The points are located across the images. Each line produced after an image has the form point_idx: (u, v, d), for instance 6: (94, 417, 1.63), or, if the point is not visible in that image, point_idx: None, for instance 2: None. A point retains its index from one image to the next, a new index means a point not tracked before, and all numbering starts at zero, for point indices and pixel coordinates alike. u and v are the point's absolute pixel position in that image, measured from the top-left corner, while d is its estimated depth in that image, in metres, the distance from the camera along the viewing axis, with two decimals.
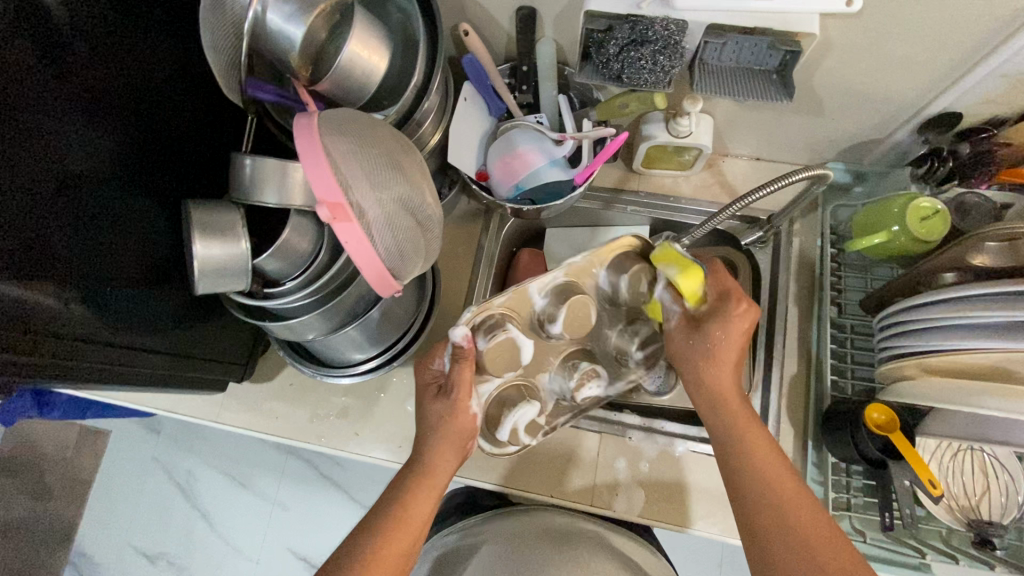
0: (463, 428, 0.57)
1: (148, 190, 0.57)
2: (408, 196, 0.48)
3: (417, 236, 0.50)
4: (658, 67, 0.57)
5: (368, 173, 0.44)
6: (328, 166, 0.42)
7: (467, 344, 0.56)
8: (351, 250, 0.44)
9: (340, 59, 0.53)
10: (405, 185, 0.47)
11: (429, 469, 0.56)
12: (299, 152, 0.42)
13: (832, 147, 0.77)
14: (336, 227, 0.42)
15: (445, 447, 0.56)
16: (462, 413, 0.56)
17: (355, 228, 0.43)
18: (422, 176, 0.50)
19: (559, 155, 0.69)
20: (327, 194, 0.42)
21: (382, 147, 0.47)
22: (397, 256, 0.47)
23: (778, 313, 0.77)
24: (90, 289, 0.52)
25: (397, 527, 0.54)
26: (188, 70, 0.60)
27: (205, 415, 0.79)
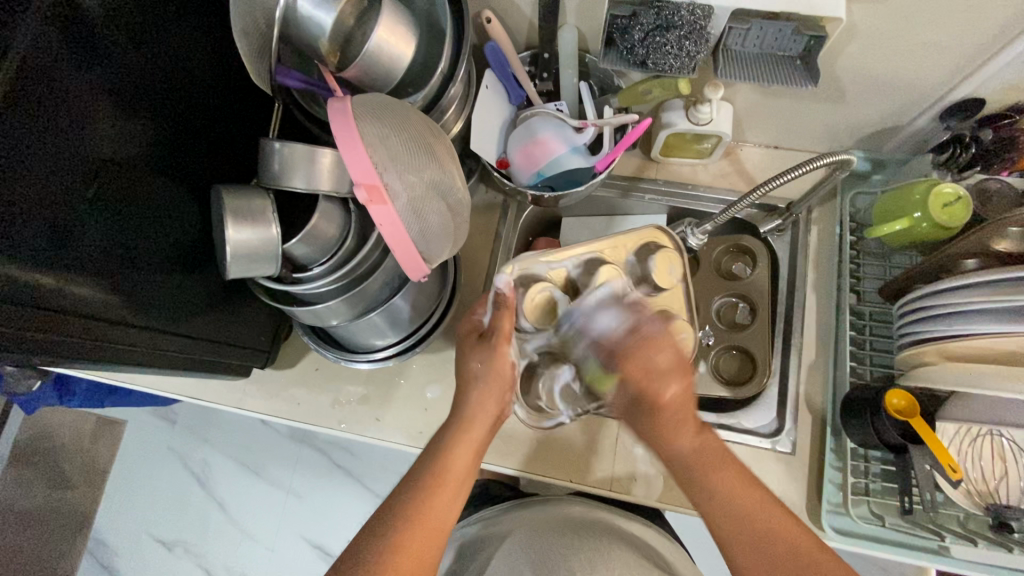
0: (504, 376, 0.58)
1: (177, 177, 0.58)
2: (438, 180, 0.49)
3: (447, 219, 0.50)
4: (684, 52, 0.57)
5: (401, 156, 0.45)
6: (363, 148, 0.43)
7: (509, 293, 0.57)
8: (385, 232, 0.45)
9: (368, 45, 0.53)
10: (436, 169, 0.48)
11: (468, 420, 0.58)
12: (335, 135, 0.42)
13: (851, 135, 0.77)
14: (371, 209, 0.43)
15: (486, 396, 0.58)
16: (500, 362, 0.57)
17: (390, 210, 0.43)
18: (451, 161, 0.51)
19: (580, 142, 0.69)
20: (363, 176, 0.43)
21: (414, 131, 0.47)
22: (427, 240, 0.48)
23: (796, 301, 0.77)
24: (120, 274, 0.53)
25: (436, 486, 0.56)
26: (216, 58, 0.61)
27: (227, 401, 0.80)
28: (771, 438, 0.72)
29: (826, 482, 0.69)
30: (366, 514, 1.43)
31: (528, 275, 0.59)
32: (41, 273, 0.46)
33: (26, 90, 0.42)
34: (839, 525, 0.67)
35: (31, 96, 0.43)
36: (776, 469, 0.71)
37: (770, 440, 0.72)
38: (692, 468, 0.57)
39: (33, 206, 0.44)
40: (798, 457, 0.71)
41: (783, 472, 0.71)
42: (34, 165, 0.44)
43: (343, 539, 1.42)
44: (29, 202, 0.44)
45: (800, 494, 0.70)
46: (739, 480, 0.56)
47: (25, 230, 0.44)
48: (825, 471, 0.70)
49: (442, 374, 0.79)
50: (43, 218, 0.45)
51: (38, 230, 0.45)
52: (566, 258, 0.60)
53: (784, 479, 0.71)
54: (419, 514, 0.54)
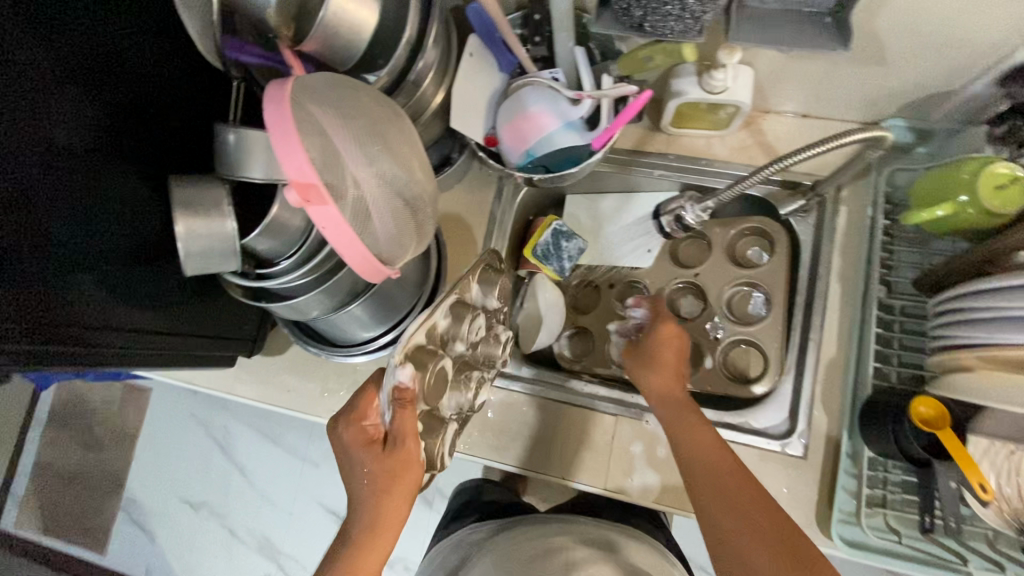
0: (414, 481, 0.53)
1: (142, 166, 0.55)
2: (393, 173, 0.44)
3: (406, 217, 0.45)
4: (687, 12, 0.48)
5: (348, 148, 0.41)
6: (300, 142, 0.38)
7: (410, 386, 0.52)
8: (331, 237, 0.40)
9: (323, 15, 0.48)
10: (391, 162, 0.43)
11: (380, 522, 0.54)
12: (268, 125, 0.37)
13: (893, 101, 0.67)
14: (309, 211, 0.38)
15: (397, 502, 0.53)
16: (410, 466, 0.53)
17: (330, 211, 0.38)
18: (413, 149, 0.45)
19: (575, 117, 0.62)
20: (297, 173, 0.38)
21: (367, 119, 0.42)
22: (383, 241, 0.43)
23: (818, 290, 0.70)
24: (89, 273, 0.51)
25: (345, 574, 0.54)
26: (167, 35, 0.56)
27: (218, 387, 0.79)
28: (782, 440, 0.67)
29: (839, 490, 0.63)
30: None
31: (419, 351, 0.55)
32: (6, 282, 0.44)
33: None
34: (851, 536, 0.62)
35: None
36: (785, 474, 0.66)
37: (780, 441, 0.67)
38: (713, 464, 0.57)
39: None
40: (809, 461, 0.66)
41: (793, 477, 0.66)
42: None
43: None
44: None
45: (810, 502, 0.65)
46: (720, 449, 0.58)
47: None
48: (840, 477, 0.64)
49: None
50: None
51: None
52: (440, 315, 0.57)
53: (793, 484, 0.66)
54: None
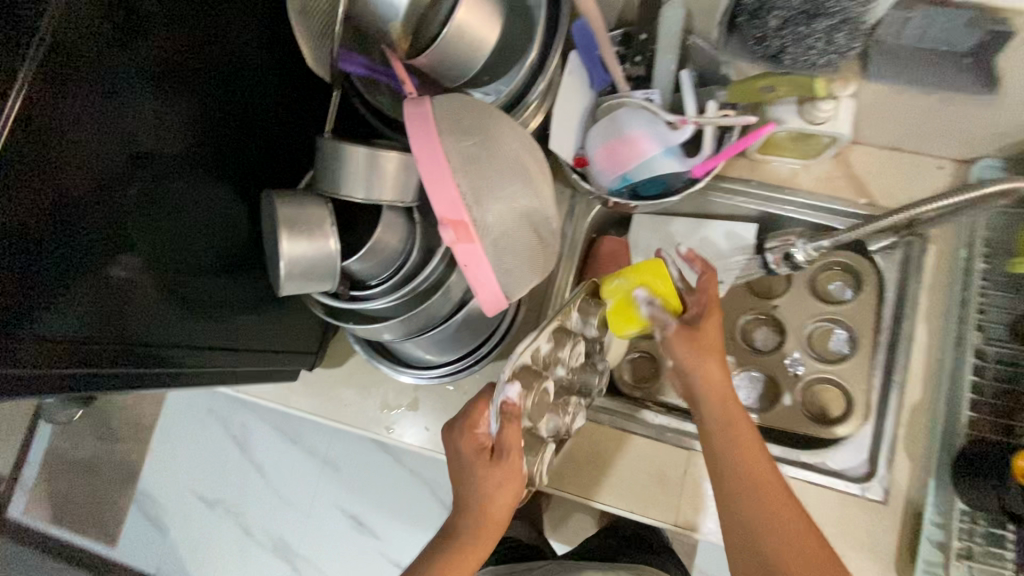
0: (515, 490, 0.54)
1: (227, 173, 0.51)
2: (530, 206, 0.40)
3: (536, 250, 0.42)
4: (833, 45, 0.46)
5: (489, 180, 0.38)
6: (450, 178, 0.36)
7: (518, 403, 0.51)
8: (469, 271, 0.38)
9: (446, 31, 0.44)
10: (528, 195, 0.40)
11: (480, 531, 0.54)
12: (416, 154, 0.36)
13: (996, 141, 0.65)
14: (457, 248, 0.36)
15: (501, 507, 0.54)
16: (514, 478, 0.53)
17: (476, 250, 0.37)
18: (543, 180, 0.42)
19: (675, 143, 0.59)
20: (448, 209, 0.36)
21: (503, 147, 0.39)
22: (513, 277, 0.40)
23: (903, 331, 0.68)
24: (169, 286, 0.47)
25: None
26: (270, 35, 0.53)
27: (271, 398, 0.77)
28: (862, 483, 0.65)
29: (922, 539, 0.61)
30: (401, 491, 1.43)
31: (527, 369, 0.54)
32: (82, 299, 0.41)
33: (54, 69, 0.37)
34: None
35: (63, 77, 0.38)
36: (865, 520, 0.64)
37: (860, 485, 0.65)
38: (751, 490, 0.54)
39: (60, 228, 0.38)
40: (891, 508, 0.64)
41: (873, 522, 0.64)
42: (66, 156, 0.38)
43: (378, 514, 1.43)
44: (63, 199, 0.38)
45: (891, 550, 0.63)
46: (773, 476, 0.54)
47: (57, 257, 0.39)
48: (924, 527, 0.62)
49: None
50: (74, 241, 0.40)
51: (73, 230, 0.39)
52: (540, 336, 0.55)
53: (873, 530, 0.64)
54: None
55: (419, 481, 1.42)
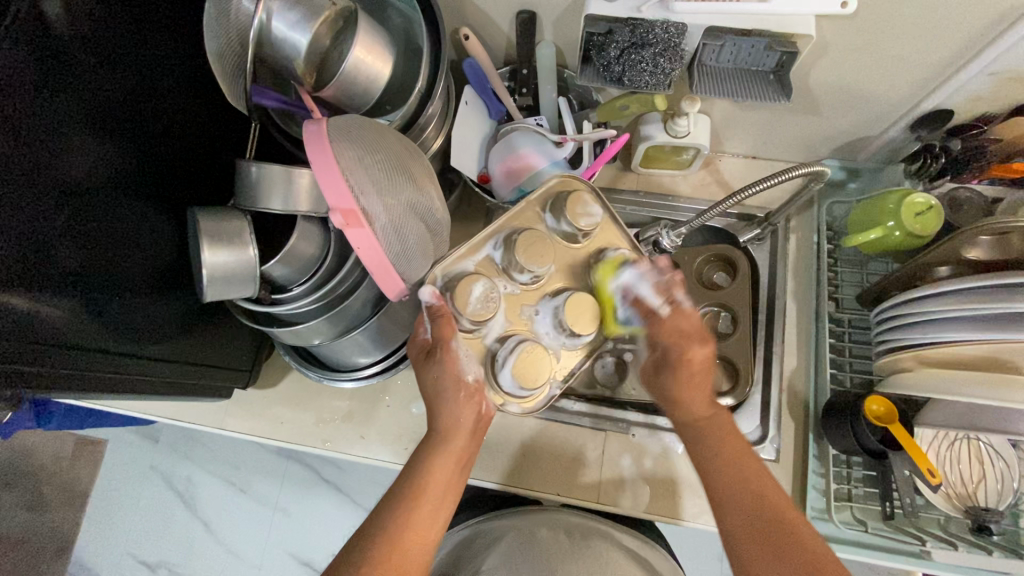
0: (461, 382, 0.57)
1: (153, 197, 0.57)
2: (416, 201, 0.49)
3: (425, 239, 0.51)
4: (659, 70, 0.57)
5: (376, 181, 0.45)
6: (340, 174, 0.43)
7: (438, 300, 0.56)
8: (362, 255, 0.45)
9: (343, 66, 0.53)
10: (415, 192, 0.49)
11: (449, 429, 0.58)
12: (308, 156, 0.43)
13: (827, 145, 0.78)
14: (349, 233, 0.43)
15: (462, 402, 0.57)
16: (454, 367, 0.57)
17: (367, 234, 0.44)
18: (428, 181, 0.52)
19: (561, 157, 0.69)
20: (339, 200, 0.43)
21: (392, 154, 0.48)
22: (406, 261, 0.48)
23: (777, 309, 0.78)
24: (99, 297, 0.52)
25: (414, 501, 0.57)
26: (192, 80, 0.60)
27: (208, 422, 0.79)
28: (755, 446, 0.73)
29: (809, 489, 0.70)
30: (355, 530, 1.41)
31: (456, 276, 0.58)
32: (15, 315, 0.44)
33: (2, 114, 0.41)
34: (824, 531, 0.67)
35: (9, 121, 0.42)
36: None
37: (754, 448, 0.73)
38: (740, 477, 0.57)
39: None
40: (782, 464, 0.72)
41: None
42: (10, 190, 0.43)
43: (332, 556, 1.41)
44: (6, 226, 0.43)
45: (786, 502, 0.71)
46: (754, 461, 0.58)
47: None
48: (809, 478, 0.70)
49: None
50: (12, 263, 0.43)
51: (13, 255, 0.43)
52: (482, 248, 0.60)
53: None
54: (384, 555, 0.54)
55: None
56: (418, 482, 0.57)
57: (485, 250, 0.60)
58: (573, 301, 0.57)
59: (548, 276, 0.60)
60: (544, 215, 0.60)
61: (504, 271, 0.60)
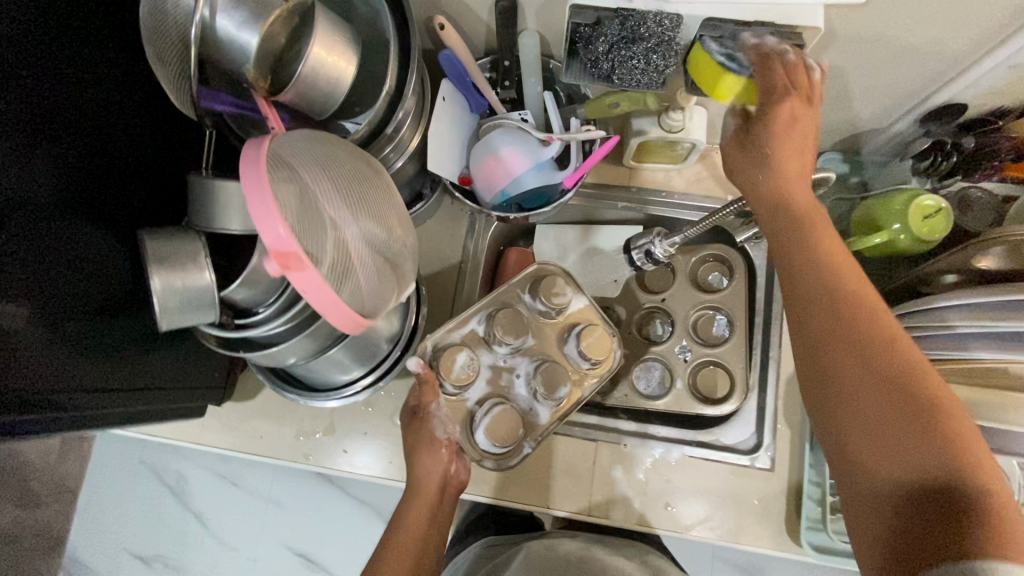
0: (438, 441, 0.63)
1: (103, 219, 0.52)
2: (373, 231, 0.46)
3: (385, 271, 0.47)
4: (653, 67, 0.52)
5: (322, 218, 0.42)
6: (278, 212, 0.39)
7: (422, 369, 0.63)
8: (311, 299, 0.41)
9: (301, 68, 0.48)
10: (371, 222, 0.46)
11: (419, 485, 0.62)
12: (245, 187, 0.39)
13: (830, 137, 0.73)
14: (289, 277, 0.39)
15: (427, 458, 0.63)
16: (431, 422, 0.64)
17: (309, 275, 0.39)
18: (387, 209, 0.47)
19: (546, 157, 0.64)
20: (276, 243, 0.38)
21: (340, 184, 0.44)
22: (363, 299, 0.44)
23: (774, 312, 0.75)
24: (54, 336, 0.48)
25: (388, 554, 0.60)
26: (133, 84, 0.54)
27: (183, 437, 0.76)
28: (750, 454, 0.71)
29: (805, 498, 0.68)
30: (351, 523, 1.41)
31: (437, 351, 0.65)
32: None
33: None
34: (817, 541, 0.66)
35: None
36: (754, 486, 0.70)
37: (748, 456, 0.71)
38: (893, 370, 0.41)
39: None
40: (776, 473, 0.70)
41: (762, 488, 0.70)
42: None
43: (329, 547, 1.41)
44: None
45: (779, 512, 0.69)
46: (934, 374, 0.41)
47: None
48: (805, 487, 0.69)
49: None
50: None
51: None
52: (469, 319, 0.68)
53: (762, 496, 0.70)
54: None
55: (368, 509, 1.41)
56: (384, 551, 0.60)
57: (472, 322, 0.68)
58: (548, 380, 0.65)
59: (531, 344, 0.69)
60: (521, 294, 0.69)
61: (485, 341, 0.68)
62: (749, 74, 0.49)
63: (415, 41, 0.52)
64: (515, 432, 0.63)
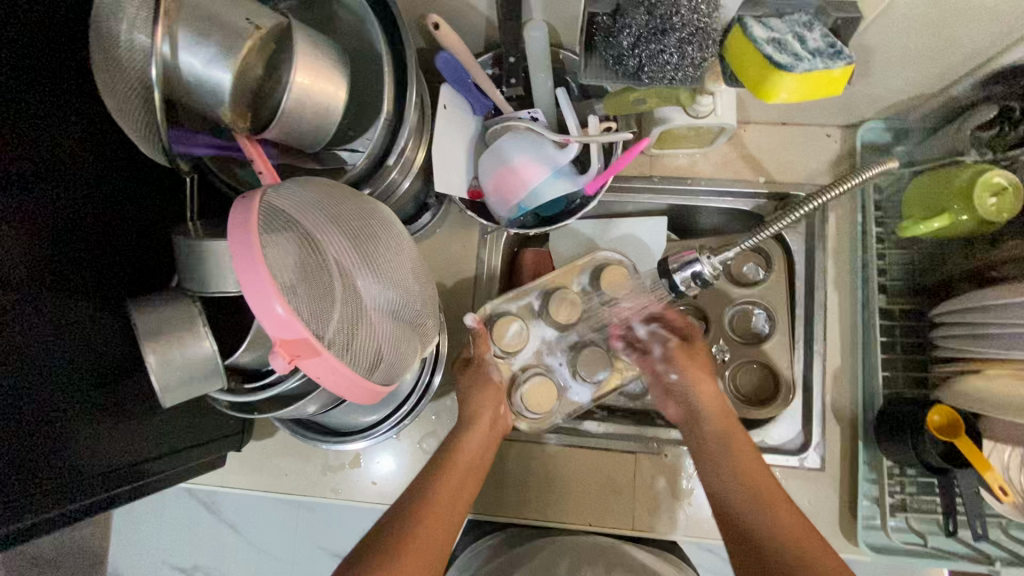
0: (491, 386, 0.65)
1: (76, 285, 0.46)
2: (390, 288, 0.42)
3: (406, 327, 0.44)
4: (686, 60, 0.47)
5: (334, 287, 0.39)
6: (277, 297, 0.35)
7: (478, 325, 0.65)
8: (326, 383, 0.38)
9: (285, 101, 0.41)
10: (387, 281, 0.42)
11: (473, 414, 0.62)
12: (237, 265, 0.35)
13: (873, 105, 0.66)
14: (300, 367, 0.36)
15: (483, 394, 0.64)
16: (487, 364, 0.65)
17: (323, 361, 0.36)
18: (400, 264, 0.43)
19: (564, 163, 0.58)
20: (281, 330, 0.35)
21: (351, 242, 0.40)
22: (385, 368, 0.41)
23: (817, 300, 0.70)
24: (49, 428, 0.43)
25: (443, 474, 0.58)
26: (88, 125, 0.47)
27: (206, 481, 0.72)
28: (799, 454, 0.67)
29: (861, 498, 0.65)
30: None
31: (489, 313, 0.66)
32: None
33: None
34: (876, 541, 0.63)
35: None
36: (807, 488, 0.66)
37: (798, 457, 0.67)
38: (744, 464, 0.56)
39: None
40: (829, 472, 0.67)
41: (814, 490, 0.66)
42: None
43: None
44: None
45: (834, 513, 0.66)
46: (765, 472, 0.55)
47: None
48: (860, 486, 0.65)
49: (438, 425, 0.72)
50: None
51: None
52: (528, 293, 0.68)
53: (815, 497, 0.66)
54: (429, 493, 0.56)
55: None
56: (437, 473, 0.58)
57: (523, 294, 0.67)
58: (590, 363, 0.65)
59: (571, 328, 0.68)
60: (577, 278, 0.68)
61: (536, 316, 0.67)
62: (806, 69, 0.41)
63: (410, 51, 0.45)
64: (551, 400, 0.64)
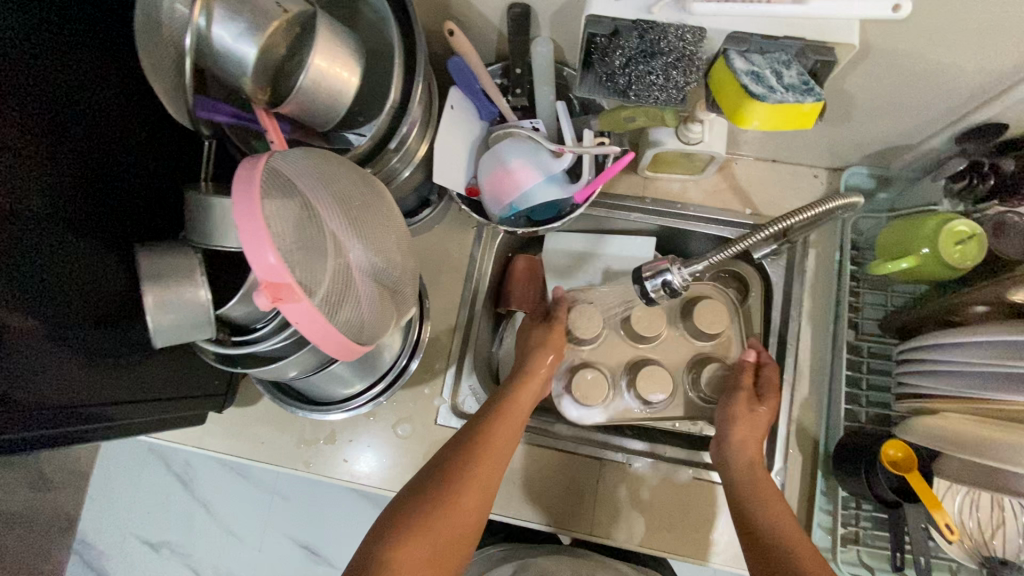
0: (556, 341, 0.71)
1: (97, 227, 0.50)
2: (374, 258, 0.46)
3: (386, 297, 0.47)
4: (671, 83, 0.50)
5: (319, 241, 0.42)
6: (270, 243, 0.38)
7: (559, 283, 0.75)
8: (303, 330, 0.41)
9: (302, 81, 0.45)
10: (375, 250, 0.45)
11: (529, 372, 0.68)
12: (236, 200, 0.39)
13: (858, 151, 0.70)
14: (282, 309, 0.39)
15: (540, 356, 0.69)
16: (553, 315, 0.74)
17: (304, 307, 0.39)
18: (387, 234, 0.47)
19: (558, 170, 0.62)
20: (269, 273, 0.38)
21: (342, 207, 0.44)
22: (359, 327, 0.44)
23: (790, 330, 0.73)
24: (53, 349, 0.47)
25: (500, 419, 0.63)
26: (129, 89, 0.53)
27: (184, 441, 0.74)
28: None
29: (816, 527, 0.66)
30: None
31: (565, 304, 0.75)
32: None
33: None
34: None
35: None
36: None
37: None
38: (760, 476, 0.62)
39: None
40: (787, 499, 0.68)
41: None
42: None
43: None
44: None
45: None
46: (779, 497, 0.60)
47: None
48: (817, 515, 0.66)
49: (414, 412, 0.73)
50: None
51: None
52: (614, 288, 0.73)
53: None
54: (486, 435, 0.61)
55: None
56: (494, 417, 0.63)
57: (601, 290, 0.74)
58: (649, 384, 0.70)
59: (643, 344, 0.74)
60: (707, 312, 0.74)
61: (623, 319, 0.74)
62: (777, 100, 0.45)
63: (422, 47, 0.49)
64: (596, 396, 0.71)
